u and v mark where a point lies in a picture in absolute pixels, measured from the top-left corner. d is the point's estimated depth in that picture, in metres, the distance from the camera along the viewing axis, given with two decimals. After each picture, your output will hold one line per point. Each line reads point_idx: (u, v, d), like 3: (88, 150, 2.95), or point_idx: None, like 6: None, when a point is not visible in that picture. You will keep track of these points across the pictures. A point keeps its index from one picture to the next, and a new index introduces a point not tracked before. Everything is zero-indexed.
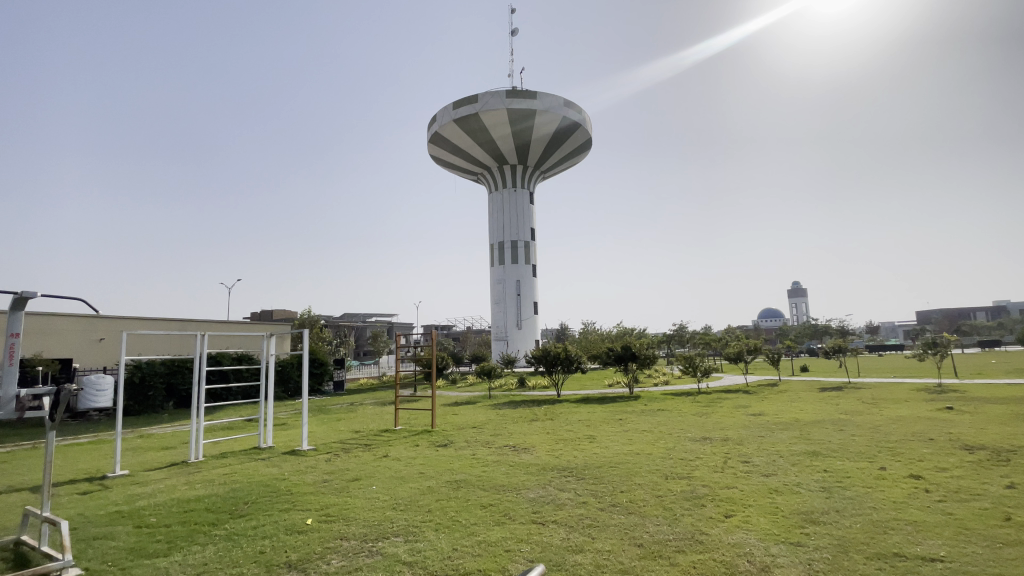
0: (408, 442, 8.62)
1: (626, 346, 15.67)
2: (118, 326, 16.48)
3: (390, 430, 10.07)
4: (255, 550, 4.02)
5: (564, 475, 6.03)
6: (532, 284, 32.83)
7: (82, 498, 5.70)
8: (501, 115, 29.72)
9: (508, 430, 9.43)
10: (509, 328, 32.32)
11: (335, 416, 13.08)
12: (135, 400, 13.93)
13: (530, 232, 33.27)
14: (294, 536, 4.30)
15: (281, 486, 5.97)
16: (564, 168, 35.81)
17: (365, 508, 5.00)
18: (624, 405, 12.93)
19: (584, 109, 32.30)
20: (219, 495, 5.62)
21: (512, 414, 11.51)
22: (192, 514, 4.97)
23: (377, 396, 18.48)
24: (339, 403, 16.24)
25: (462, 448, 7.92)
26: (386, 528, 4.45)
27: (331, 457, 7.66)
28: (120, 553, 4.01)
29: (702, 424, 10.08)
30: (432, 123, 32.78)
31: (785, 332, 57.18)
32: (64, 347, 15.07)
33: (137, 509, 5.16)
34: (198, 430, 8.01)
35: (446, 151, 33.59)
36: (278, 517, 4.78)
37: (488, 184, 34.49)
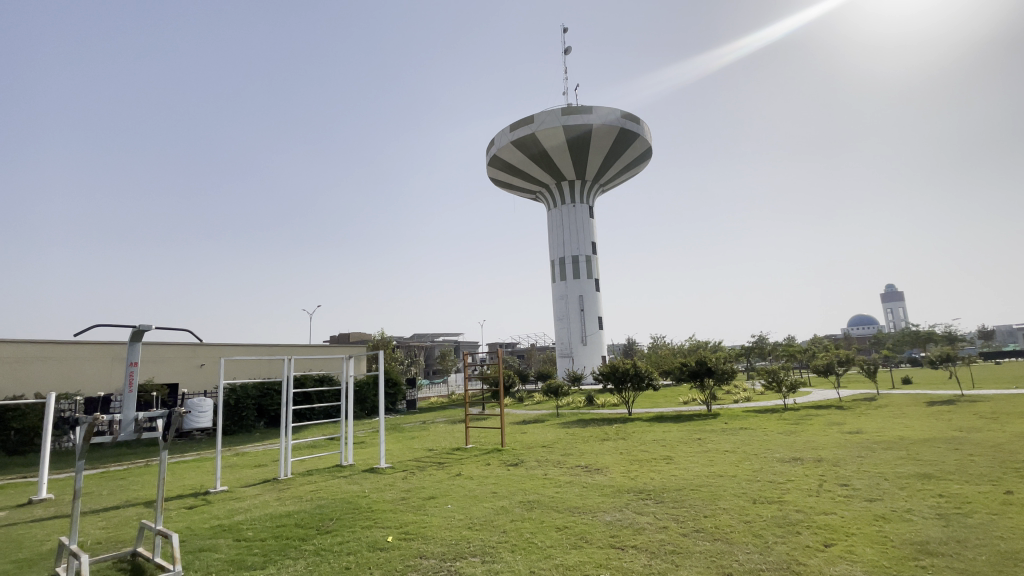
0: (480, 461, 8.67)
1: (701, 361, 14.93)
2: (217, 352, 18.04)
3: (462, 448, 10.20)
4: (341, 566, 4.18)
5: (641, 498, 5.79)
6: (596, 298, 32.34)
7: (189, 512, 6.23)
8: (557, 133, 29.89)
9: (579, 449, 9.25)
10: (574, 343, 31.95)
11: (409, 434, 13.44)
12: (231, 421, 15.12)
13: (591, 246, 32.95)
14: (376, 553, 4.43)
15: (362, 503, 6.19)
16: (624, 178, 35.36)
17: (442, 527, 5.06)
18: (702, 423, 12.27)
19: (642, 118, 31.72)
20: (307, 511, 5.92)
21: (583, 433, 11.29)
22: (283, 529, 5.26)
23: (447, 414, 18.82)
24: (411, 422, 16.68)
25: (533, 468, 7.85)
26: (463, 547, 4.47)
27: (407, 475, 7.85)
28: (223, 565, 4.32)
29: (791, 443, 9.33)
30: (490, 145, 33.55)
31: (880, 339, 52.08)
32: (173, 372, 16.73)
33: (236, 523, 5.54)
34: (287, 448, 8.53)
35: (505, 173, 34.34)
36: (361, 534, 4.95)
37: (548, 201, 34.72)
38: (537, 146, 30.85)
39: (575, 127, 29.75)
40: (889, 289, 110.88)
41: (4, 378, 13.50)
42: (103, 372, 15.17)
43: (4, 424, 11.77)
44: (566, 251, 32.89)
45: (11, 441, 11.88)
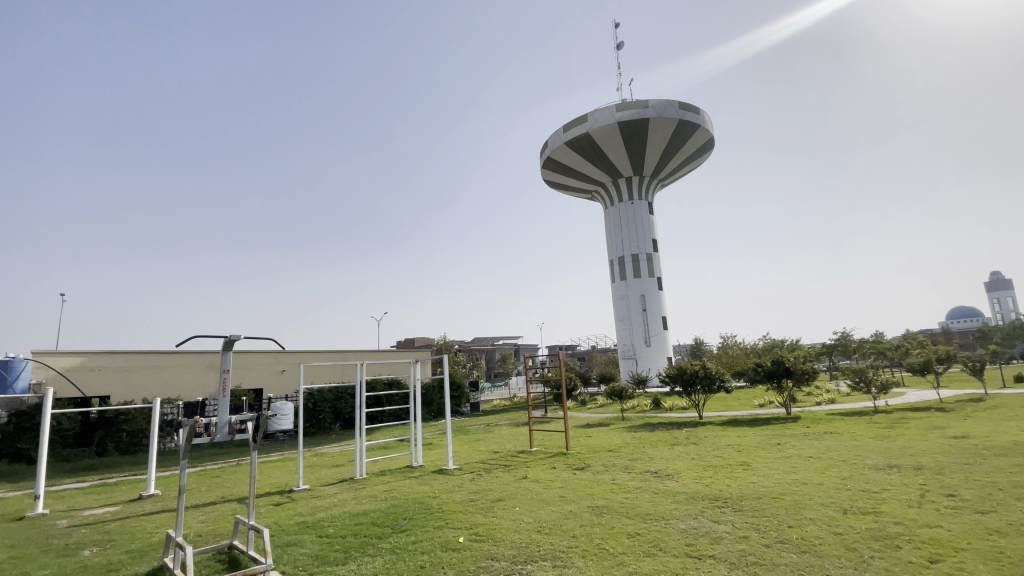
0: (546, 464, 8.65)
1: (778, 361, 14.07)
2: (295, 358, 19.25)
3: (527, 451, 10.24)
4: (416, 565, 4.30)
5: (717, 506, 5.52)
6: (658, 297, 31.38)
7: (276, 508, 6.68)
8: (613, 129, 29.29)
9: (647, 454, 9.01)
10: (637, 345, 31.18)
11: (475, 436, 13.67)
12: (310, 423, 16.08)
13: (652, 243, 32.04)
14: (449, 553, 4.53)
15: (433, 503, 6.36)
16: (684, 171, 34.20)
17: (511, 530, 5.09)
18: (781, 427, 11.54)
19: (702, 108, 30.52)
20: (382, 510, 6.16)
21: (651, 437, 10.97)
22: (362, 526, 5.52)
23: (510, 416, 18.94)
24: (476, 424, 16.98)
25: (601, 472, 7.71)
26: (533, 550, 4.47)
27: (474, 477, 7.99)
28: (308, 560, 4.59)
29: (884, 449, 8.58)
30: (544, 147, 33.39)
31: (986, 334, 46.74)
32: (258, 377, 18.04)
33: (318, 520, 5.87)
34: (361, 449, 8.93)
35: (560, 173, 34.21)
36: (433, 534, 5.08)
37: (605, 199, 34.26)
38: (593, 145, 30.45)
39: (631, 123, 29.08)
40: (995, 278, 99.43)
41: (116, 385, 15.14)
42: (198, 378, 16.62)
43: (118, 426, 13.18)
44: (625, 249, 32.20)
45: (124, 441, 13.29)
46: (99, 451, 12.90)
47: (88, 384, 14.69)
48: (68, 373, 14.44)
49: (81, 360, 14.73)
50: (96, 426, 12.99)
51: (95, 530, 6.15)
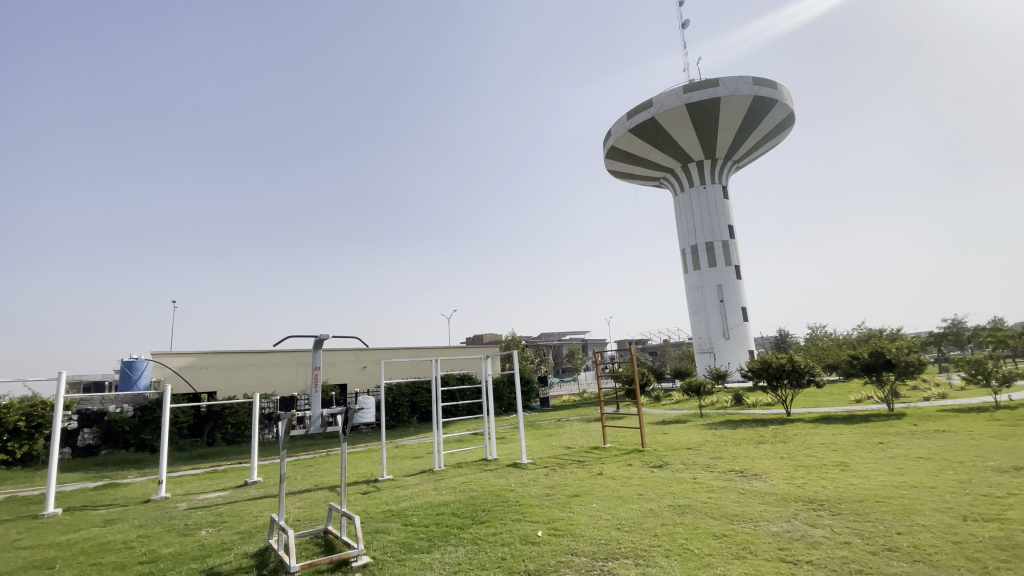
0: (621, 460, 8.50)
1: (876, 353, 12.84)
2: (375, 355, 20.29)
3: (601, 447, 10.13)
4: (497, 556, 4.38)
5: (812, 509, 5.15)
6: (737, 287, 29.74)
7: (364, 497, 7.10)
8: (680, 112, 28.06)
9: (730, 452, 8.58)
10: (715, 338, 29.75)
11: (547, 431, 13.69)
12: (390, 417, 16.89)
13: (728, 230, 30.39)
14: (529, 546, 4.58)
15: (510, 496, 6.47)
16: (761, 150, 32.16)
17: (590, 526, 5.05)
18: (883, 425, 10.54)
19: (780, 82, 28.53)
20: (461, 502, 6.35)
21: (734, 434, 10.43)
22: (443, 517, 5.73)
23: (581, 412, 18.79)
24: (548, 419, 17.01)
25: (680, 471, 7.45)
26: (614, 548, 4.41)
27: (549, 471, 8.02)
28: (395, 547, 4.83)
29: (1011, 449, 7.57)
30: (607, 136, 32.66)
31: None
32: (342, 373, 19.23)
33: (403, 509, 6.17)
34: (439, 442, 9.24)
35: (625, 161, 33.34)
36: (512, 527, 5.15)
37: (674, 186, 33.02)
38: (660, 131, 29.38)
39: (701, 105, 27.75)
40: None
41: (221, 381, 16.75)
42: (290, 374, 17.96)
43: (224, 419, 14.60)
44: (698, 237, 30.80)
45: (229, 433, 14.70)
46: (209, 441, 14.36)
47: (198, 381, 16.35)
48: (182, 372, 16.16)
49: (192, 359, 16.42)
50: (206, 419, 14.45)
51: (209, 513, 6.84)
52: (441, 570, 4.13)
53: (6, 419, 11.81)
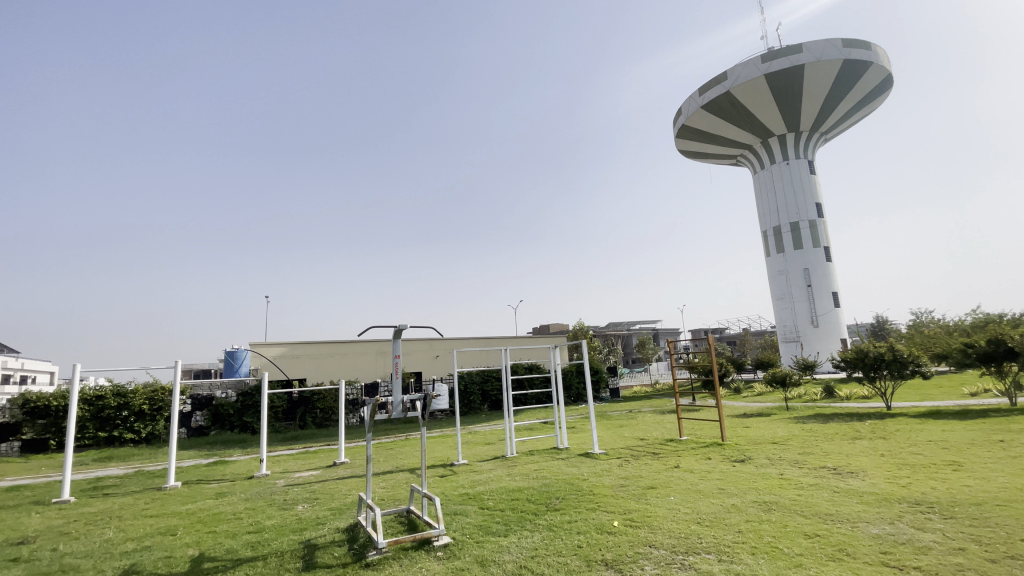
0: (699, 454, 8.19)
1: (997, 340, 11.36)
2: (448, 344, 20.99)
3: (677, 439, 9.82)
4: (573, 544, 4.39)
5: (919, 511, 4.68)
6: (826, 271, 27.55)
7: (441, 480, 7.39)
8: (758, 84, 26.22)
9: (821, 447, 8.00)
10: (802, 326, 27.74)
11: (619, 422, 13.48)
12: (462, 404, 17.42)
13: (816, 208, 28.13)
14: (604, 535, 4.55)
15: (584, 485, 6.46)
16: (852, 119, 29.40)
17: (668, 519, 4.93)
18: (1005, 421, 9.34)
19: (874, 43, 25.83)
20: (535, 488, 6.43)
21: (824, 429, 9.71)
22: (518, 502, 5.84)
23: (654, 403, 18.30)
24: (619, 410, 16.77)
25: (764, 466, 7.05)
26: (694, 542, 4.28)
27: (623, 462, 7.91)
28: (473, 528, 4.99)
29: None
30: (677, 115, 31.20)
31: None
32: (417, 362, 20.09)
33: (478, 493, 6.36)
34: (511, 429, 9.40)
35: (698, 140, 31.76)
36: (587, 516, 5.14)
37: (752, 163, 31.04)
38: (736, 106, 27.63)
39: (781, 75, 25.75)
40: None
41: (311, 369, 18.07)
42: (370, 363, 18.99)
43: (313, 404, 15.77)
44: (781, 218, 28.76)
45: (319, 416, 15.87)
46: (301, 424, 15.59)
47: (290, 368, 17.75)
48: (276, 360, 17.60)
49: (284, 349, 17.82)
50: (298, 404, 15.68)
51: (305, 489, 7.46)
52: (518, 554, 4.20)
53: (133, 402, 13.52)
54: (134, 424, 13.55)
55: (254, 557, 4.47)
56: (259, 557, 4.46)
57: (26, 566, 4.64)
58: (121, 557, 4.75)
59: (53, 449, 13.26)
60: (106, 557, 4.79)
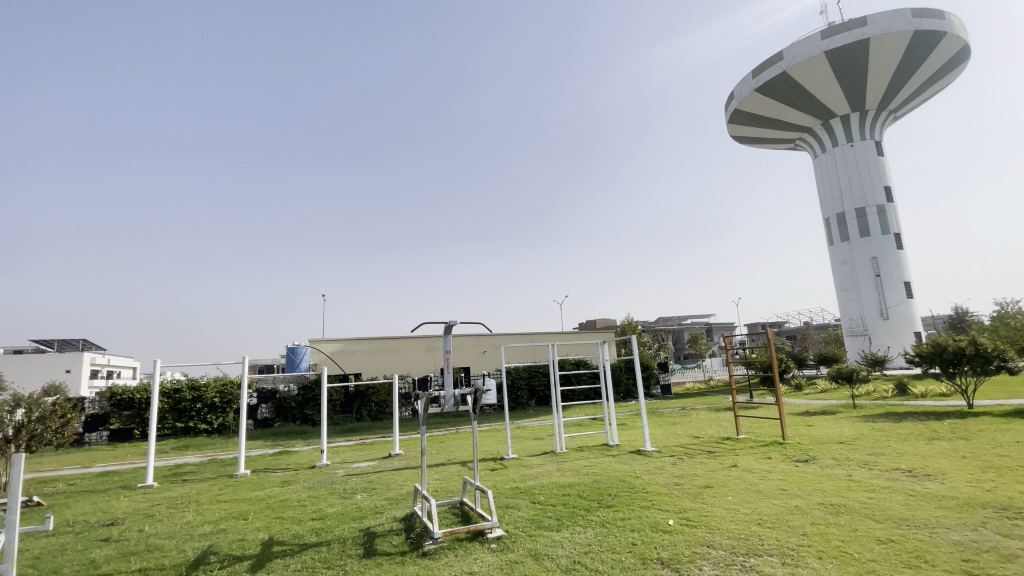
0: (758, 453, 7.87)
1: None
2: (495, 340, 21.19)
3: (734, 438, 9.47)
4: (628, 541, 4.34)
5: (1008, 517, 4.30)
6: (897, 260, 25.71)
7: (493, 474, 7.49)
8: (817, 62, 24.73)
9: (893, 448, 7.49)
10: (870, 319, 26.03)
11: (671, 419, 13.16)
12: (511, 399, 17.55)
13: (885, 192, 26.24)
14: (659, 534, 4.47)
15: (636, 482, 6.35)
16: (925, 94, 27.19)
17: (727, 519, 4.77)
18: None
19: (950, 10, 23.75)
20: (586, 485, 6.39)
21: (897, 429, 9.07)
22: (569, 497, 5.83)
23: (708, 400, 17.71)
24: (671, 407, 16.37)
25: (830, 466, 6.68)
26: (755, 543, 4.12)
27: (676, 460, 7.72)
28: (526, 522, 5.03)
29: None
30: (729, 99, 29.89)
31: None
32: (465, 357, 20.42)
33: (530, 487, 6.40)
34: (561, 425, 9.39)
35: (751, 125, 30.36)
36: (641, 513, 5.06)
37: (812, 146, 29.36)
38: (795, 87, 26.15)
39: (844, 51, 24.15)
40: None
41: (365, 364, 18.76)
42: (421, 358, 19.48)
43: (369, 398, 16.36)
44: (846, 204, 27.04)
45: (374, 409, 16.45)
46: (358, 417, 16.21)
47: (346, 363, 18.49)
48: (333, 356, 18.38)
49: (340, 345, 18.57)
50: (354, 397, 16.32)
51: (363, 479, 7.77)
52: (572, 550, 4.20)
53: (206, 394, 14.51)
54: (207, 415, 14.55)
55: (318, 542, 4.70)
56: (323, 543, 4.69)
57: (119, 545, 5.08)
58: (199, 539, 5.13)
59: (137, 437, 14.45)
60: (186, 538, 5.18)
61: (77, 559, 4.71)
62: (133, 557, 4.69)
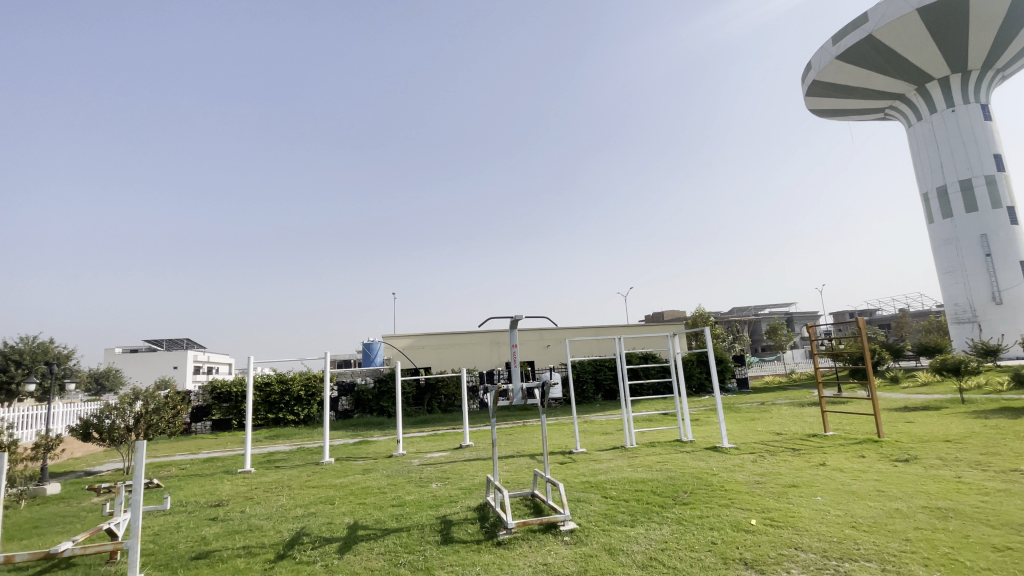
0: (849, 452, 7.29)
1: None
2: (559, 334, 21.11)
3: (821, 435, 8.84)
4: (707, 540, 4.19)
5: None
6: (1011, 236, 22.86)
7: (562, 467, 7.49)
8: (907, 22, 22.21)
9: (1012, 448, 6.66)
10: (980, 305, 23.25)
11: (749, 415, 12.51)
12: (577, 393, 17.46)
13: (995, 160, 23.36)
14: (741, 534, 4.28)
15: (714, 480, 6.10)
16: None
17: (816, 520, 4.47)
18: None
19: None
20: (660, 481, 6.23)
21: (1017, 427, 8.05)
22: (642, 493, 5.71)
23: (789, 395, 16.62)
24: (748, 402, 15.54)
25: (935, 467, 6.05)
26: (849, 547, 3.84)
27: (757, 458, 7.33)
28: (598, 516, 5.00)
29: None
30: (806, 71, 27.66)
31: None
32: (530, 351, 20.52)
33: (601, 482, 6.34)
34: (630, 419, 9.22)
35: (833, 96, 27.94)
36: (720, 512, 4.87)
37: (905, 113, 26.59)
38: (884, 53, 23.69)
39: (940, 7, 21.47)
40: None
41: (434, 358, 19.39)
42: (487, 352, 19.83)
43: (439, 390, 16.91)
44: (947, 176, 24.33)
45: (444, 402, 17.00)
46: (429, 409, 16.82)
47: (416, 358, 19.21)
48: (404, 351, 19.15)
49: (410, 340, 19.30)
50: (425, 390, 16.94)
51: (437, 469, 8.07)
52: (647, 546, 4.12)
53: (292, 387, 15.68)
54: (294, 407, 15.70)
55: (399, 528, 4.95)
56: (403, 529, 4.92)
57: (225, 525, 5.63)
58: (292, 521, 5.55)
59: (236, 427, 15.86)
60: (282, 519, 5.63)
61: (191, 536, 5.26)
62: (237, 536, 5.17)
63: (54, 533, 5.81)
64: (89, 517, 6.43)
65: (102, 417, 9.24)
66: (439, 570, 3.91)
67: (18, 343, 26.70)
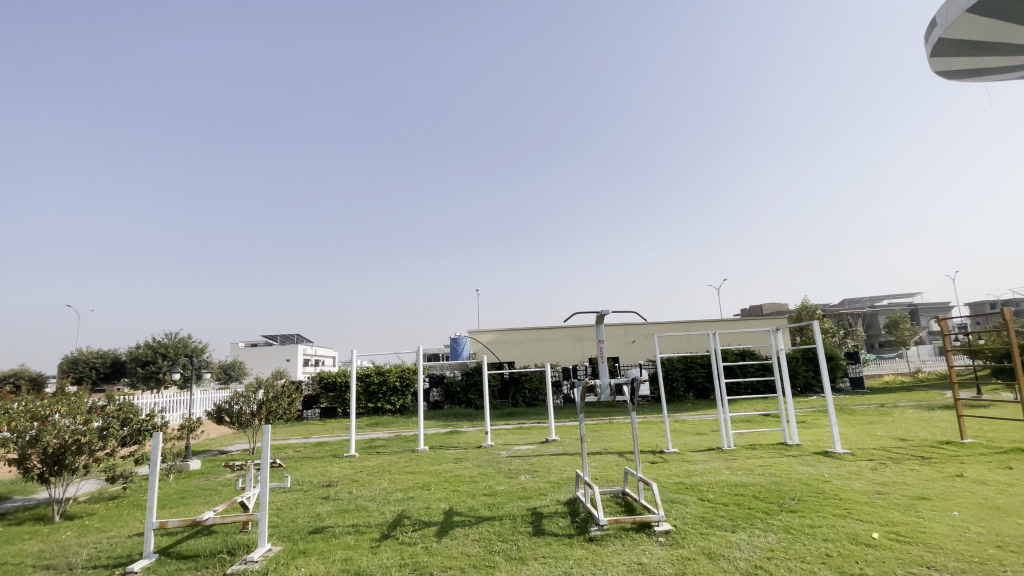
0: (994, 462, 6.34)
1: None
2: (644, 329, 20.49)
3: (957, 442, 7.78)
4: (820, 551, 3.87)
5: None
6: None
7: (654, 466, 7.28)
8: None
9: None
10: None
11: (865, 418, 11.33)
12: (666, 390, 16.87)
13: None
14: (861, 547, 3.89)
15: (825, 488, 5.60)
16: None
17: (952, 538, 3.95)
18: None
19: None
20: (762, 485, 5.85)
21: None
22: (744, 498, 5.39)
23: (915, 397, 14.78)
24: (863, 403, 14.07)
25: None
26: (995, 570, 3.35)
27: (876, 466, 6.62)
28: (695, 519, 4.80)
29: None
30: (930, 27, 24.09)
31: None
32: (615, 347, 20.12)
33: (696, 484, 6.06)
34: (727, 419, 8.73)
35: (965, 53, 24.14)
36: (834, 522, 4.46)
37: None
38: None
39: None
40: None
41: (518, 353, 19.69)
42: (570, 347, 19.77)
43: (523, 384, 17.20)
44: None
45: (528, 396, 17.25)
46: (514, 402, 17.16)
47: (501, 352, 19.63)
48: (489, 345, 19.62)
49: (495, 335, 19.74)
50: (510, 383, 17.29)
51: (525, 462, 8.20)
52: (751, 553, 3.89)
53: (389, 378, 16.76)
54: (390, 397, 16.77)
55: (492, 517, 5.11)
56: (496, 518, 5.08)
57: (336, 503, 6.18)
58: (394, 503, 5.96)
59: (340, 414, 17.28)
60: (385, 502, 6.06)
61: (308, 512, 5.83)
62: (346, 515, 5.64)
63: (197, 503, 6.72)
64: (224, 491, 7.35)
65: (231, 402, 10.49)
66: (532, 560, 3.98)
67: (164, 338, 31.06)
